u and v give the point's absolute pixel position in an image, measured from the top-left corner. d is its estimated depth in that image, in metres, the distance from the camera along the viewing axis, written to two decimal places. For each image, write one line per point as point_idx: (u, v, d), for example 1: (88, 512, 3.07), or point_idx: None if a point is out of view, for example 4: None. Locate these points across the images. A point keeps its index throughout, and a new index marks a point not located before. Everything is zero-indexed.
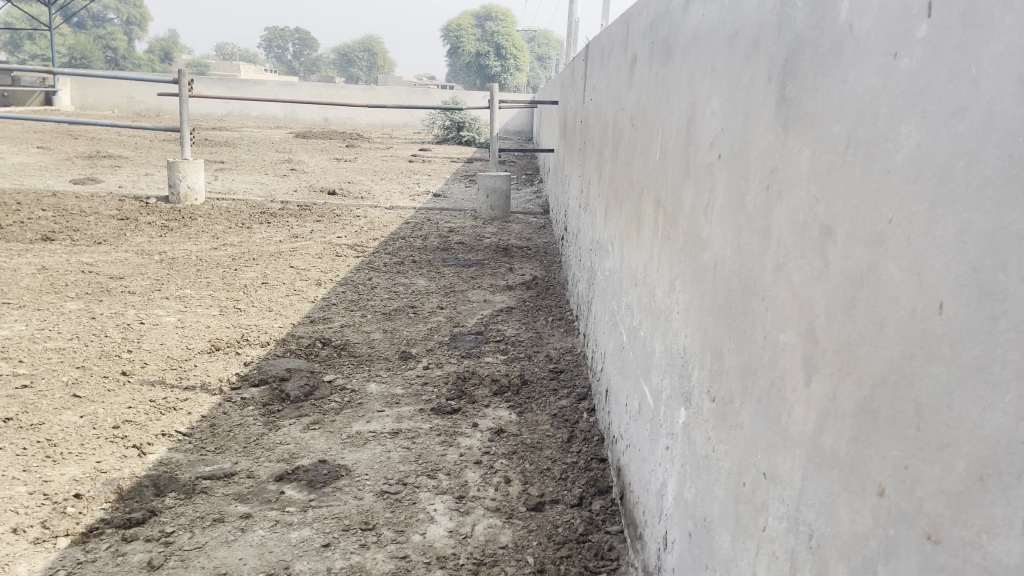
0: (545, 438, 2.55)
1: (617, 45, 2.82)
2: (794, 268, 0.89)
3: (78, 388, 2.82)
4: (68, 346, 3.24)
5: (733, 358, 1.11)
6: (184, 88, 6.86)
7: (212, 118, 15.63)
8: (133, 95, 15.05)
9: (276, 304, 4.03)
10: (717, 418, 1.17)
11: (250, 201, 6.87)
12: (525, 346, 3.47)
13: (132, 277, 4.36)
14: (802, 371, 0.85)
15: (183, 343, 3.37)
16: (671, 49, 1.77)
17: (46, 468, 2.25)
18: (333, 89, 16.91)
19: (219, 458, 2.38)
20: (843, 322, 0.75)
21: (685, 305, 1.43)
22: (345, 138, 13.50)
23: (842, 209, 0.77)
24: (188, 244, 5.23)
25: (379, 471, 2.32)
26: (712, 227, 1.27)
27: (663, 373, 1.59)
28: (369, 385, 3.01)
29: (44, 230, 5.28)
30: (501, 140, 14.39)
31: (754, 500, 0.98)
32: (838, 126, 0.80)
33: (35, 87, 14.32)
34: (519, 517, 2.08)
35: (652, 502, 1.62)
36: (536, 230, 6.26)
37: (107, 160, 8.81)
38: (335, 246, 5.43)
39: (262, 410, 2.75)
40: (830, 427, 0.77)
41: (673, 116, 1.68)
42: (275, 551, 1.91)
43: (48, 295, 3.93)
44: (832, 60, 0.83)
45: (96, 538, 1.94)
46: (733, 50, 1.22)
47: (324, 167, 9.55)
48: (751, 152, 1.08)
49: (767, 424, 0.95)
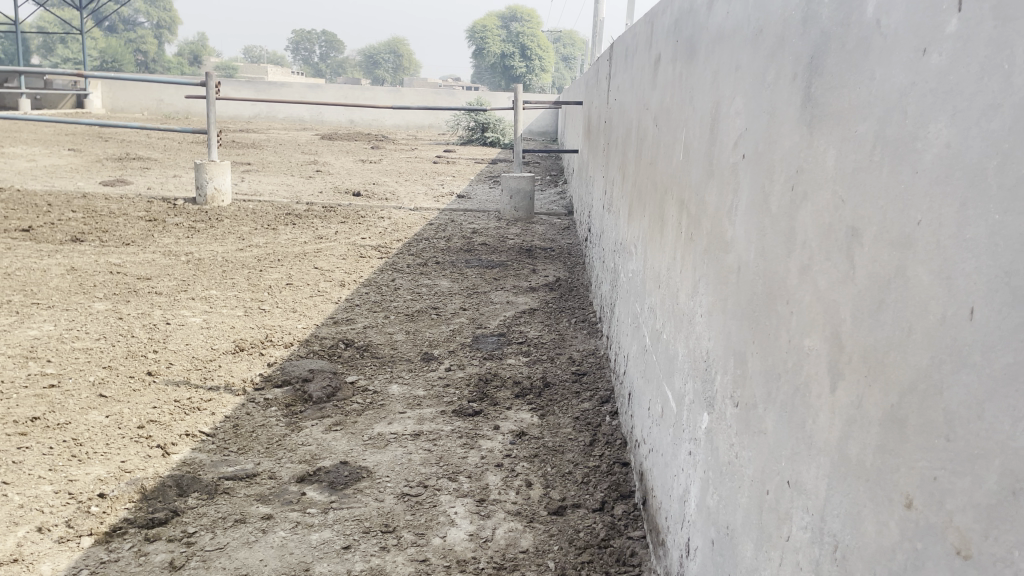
0: (567, 441, 2.53)
1: (641, 44, 2.79)
2: (819, 271, 0.87)
3: (104, 387, 2.85)
4: (95, 345, 3.27)
5: (757, 362, 1.09)
6: (211, 91, 6.93)
7: (240, 120, 15.78)
8: (162, 98, 15.25)
9: (300, 304, 4.05)
10: (740, 424, 1.15)
11: (276, 202, 6.92)
12: (548, 348, 3.45)
13: (159, 277, 4.41)
14: (827, 377, 0.82)
15: (208, 343, 3.40)
16: (694, 48, 1.74)
17: (72, 467, 2.28)
18: (359, 91, 17.03)
19: (241, 459, 2.39)
20: (869, 327, 0.73)
21: (708, 308, 1.40)
22: (370, 139, 13.57)
23: (868, 211, 0.75)
24: (214, 245, 5.28)
25: (400, 473, 2.32)
26: (736, 228, 1.25)
27: (686, 377, 1.57)
28: (392, 387, 3.01)
29: (74, 231, 5.36)
30: (525, 141, 14.39)
31: (777, 508, 0.95)
32: (865, 125, 0.77)
33: (67, 90, 14.57)
34: (540, 520, 2.07)
35: (674, 508, 1.60)
36: (559, 231, 6.24)
37: (137, 161, 8.94)
38: (359, 247, 5.45)
39: (285, 411, 2.76)
40: (856, 436, 0.74)
41: (697, 116, 1.65)
42: (295, 552, 1.91)
43: (77, 295, 3.99)
44: (859, 57, 0.80)
45: (119, 538, 1.95)
46: (757, 48, 1.20)
47: (349, 168, 9.60)
48: (776, 151, 1.06)
49: (791, 432, 0.93)
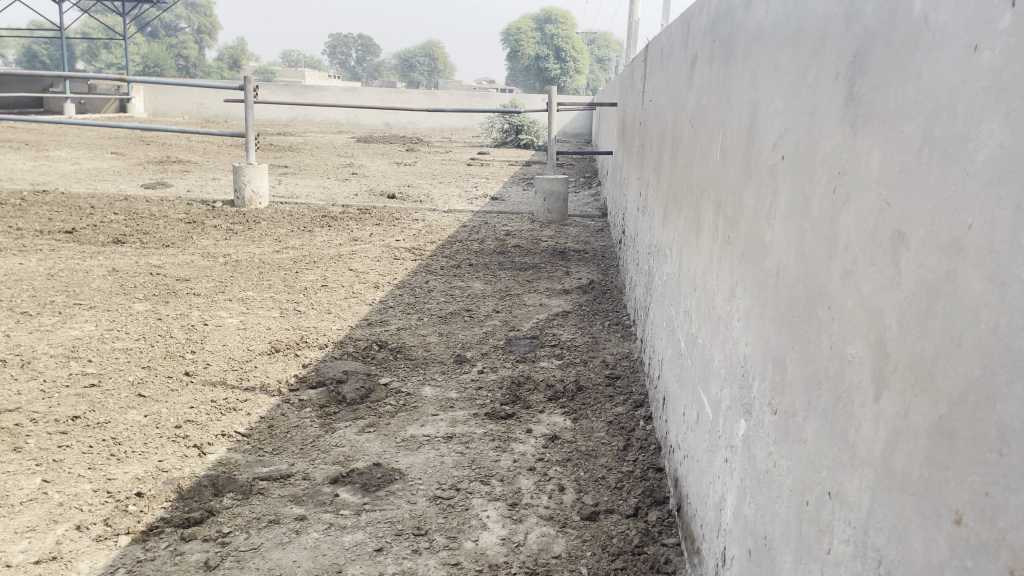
0: (600, 446, 2.51)
1: (677, 44, 2.76)
2: (863, 276, 0.84)
3: (143, 387, 2.89)
4: (134, 346, 3.32)
5: (797, 369, 1.06)
6: (249, 94, 7.01)
7: (277, 124, 15.96)
8: (202, 102, 15.49)
9: (335, 306, 4.07)
10: (779, 432, 1.12)
11: (312, 205, 6.98)
12: (581, 351, 3.43)
13: (197, 279, 4.47)
14: (871, 386, 0.79)
15: (244, 344, 3.43)
16: (732, 48, 1.71)
17: (110, 466, 2.31)
18: (394, 93, 17.12)
19: (276, 460, 2.40)
20: (916, 335, 0.70)
21: (746, 313, 1.37)
22: (405, 142, 13.64)
23: (916, 215, 0.72)
24: (251, 247, 5.34)
25: (432, 475, 2.31)
26: (775, 231, 1.22)
27: (722, 383, 1.54)
28: (424, 389, 3.01)
29: (116, 233, 5.46)
30: (560, 143, 14.36)
31: (818, 520, 0.92)
32: (911, 125, 0.75)
33: (110, 95, 14.89)
34: (573, 526, 2.05)
35: (710, 516, 1.57)
36: (594, 233, 6.21)
37: (177, 164, 9.09)
38: (393, 249, 5.47)
39: (319, 412, 2.77)
40: (902, 448, 0.71)
41: (734, 117, 1.62)
42: (328, 553, 1.92)
43: (117, 296, 4.06)
44: (906, 54, 0.77)
45: (155, 537, 1.98)
46: (798, 47, 1.17)
47: (384, 171, 9.66)
48: (817, 152, 1.03)
49: (833, 441, 0.90)
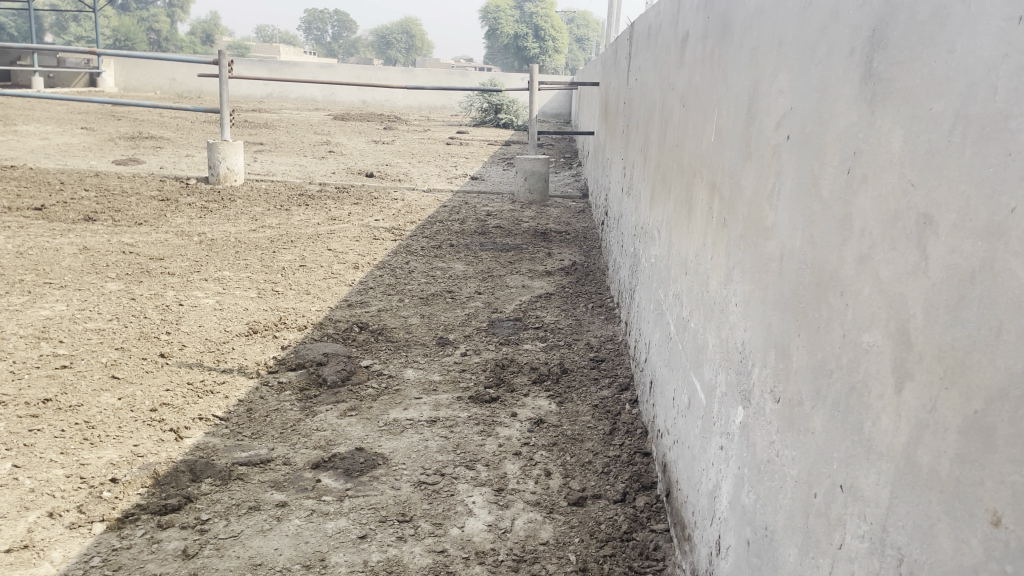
0: (587, 430, 2.48)
1: (666, 23, 2.71)
2: (882, 261, 0.80)
3: (116, 369, 2.82)
4: (107, 326, 3.24)
5: (803, 356, 1.02)
6: (224, 70, 6.83)
7: (252, 100, 15.70)
8: (174, 77, 15.20)
9: (314, 287, 4.00)
10: (782, 421, 1.09)
11: (289, 183, 6.86)
12: (565, 333, 3.40)
13: (172, 258, 4.37)
14: (892, 377, 0.76)
15: (221, 325, 3.36)
16: (729, 24, 1.67)
17: (84, 451, 2.24)
18: (371, 71, 16.92)
19: (255, 444, 2.35)
20: (945, 325, 0.67)
21: (745, 298, 1.34)
22: (383, 120, 13.49)
23: (946, 197, 0.68)
24: (227, 225, 5.24)
25: (416, 460, 2.27)
26: (779, 214, 1.18)
27: (718, 368, 1.51)
28: (406, 371, 2.96)
29: (87, 210, 5.33)
30: (540, 123, 14.27)
31: (827, 514, 0.90)
32: (940, 103, 0.71)
33: (80, 69, 14.59)
34: (560, 512, 2.02)
35: (703, 503, 1.54)
36: (575, 214, 6.16)
37: (149, 140, 8.90)
38: (373, 229, 5.39)
39: (299, 395, 2.72)
40: (927, 443, 0.68)
41: (731, 95, 1.59)
42: (311, 541, 1.87)
43: (89, 275, 3.95)
44: (935, 27, 0.73)
45: (131, 524, 1.92)
46: (805, 23, 1.13)
47: (362, 150, 9.52)
48: (829, 131, 0.99)
49: (846, 433, 0.86)
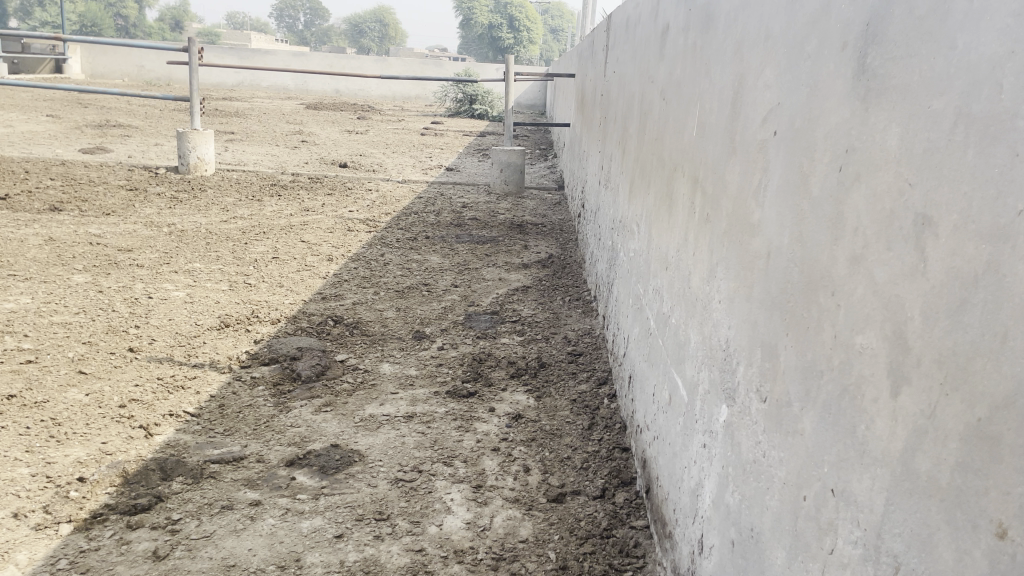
0: (565, 425, 2.46)
1: (646, 15, 2.68)
2: (876, 262, 0.78)
3: (84, 364, 2.75)
4: (74, 320, 3.16)
5: (791, 356, 1.01)
6: (193, 57, 6.69)
7: (222, 88, 15.46)
8: (143, 64, 14.95)
9: (287, 280, 3.94)
10: (769, 421, 1.07)
11: (261, 173, 6.77)
12: (542, 327, 3.38)
13: (141, 249, 4.28)
14: (887, 381, 0.74)
15: (192, 318, 3.29)
16: (711, 17, 1.65)
17: (50, 449, 2.18)
18: (345, 60, 16.74)
19: (228, 441, 2.30)
20: (946, 328, 0.65)
21: (729, 295, 1.32)
22: (357, 110, 13.35)
23: (948, 198, 0.67)
24: (197, 216, 5.14)
25: (393, 457, 2.24)
26: (765, 211, 1.16)
27: (700, 366, 1.49)
28: (382, 366, 2.92)
29: (53, 200, 5.20)
30: (515, 114, 14.23)
31: (817, 518, 0.88)
32: (940, 101, 0.69)
33: (45, 54, 14.29)
34: (539, 508, 2.00)
35: (685, 502, 1.53)
36: (551, 206, 6.14)
37: (117, 129, 8.73)
38: (347, 220, 5.32)
39: (273, 390, 2.67)
40: (927, 450, 0.67)
41: (715, 88, 1.57)
42: (285, 541, 1.83)
43: (55, 267, 3.86)
44: (935, 22, 0.71)
45: (99, 525, 1.87)
46: (794, 17, 1.11)
47: (335, 139, 9.41)
48: (818, 128, 0.97)
49: (837, 436, 0.85)
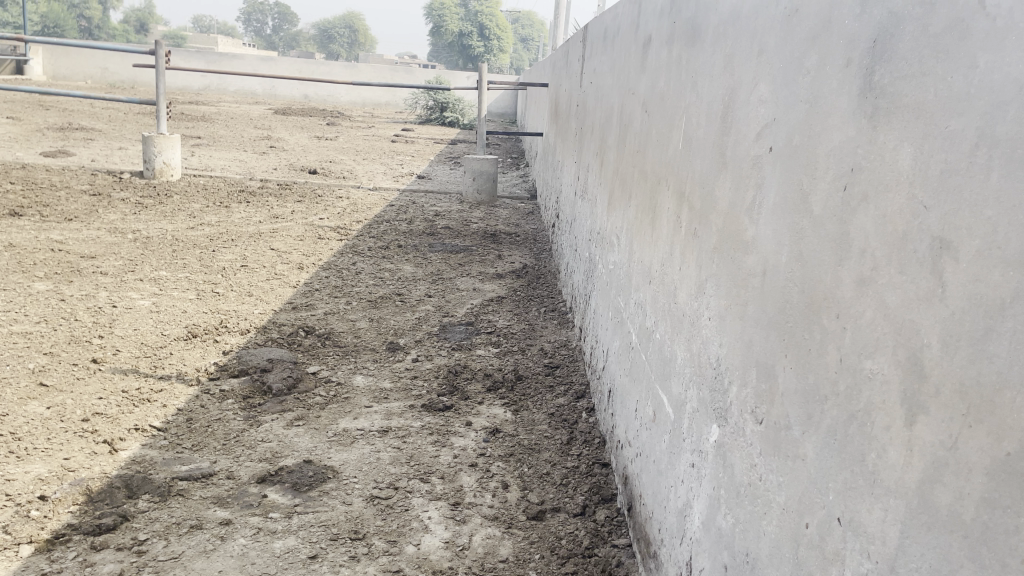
0: (544, 439, 2.43)
1: (625, 26, 2.67)
2: (887, 285, 0.76)
3: (45, 376, 2.65)
4: (35, 330, 3.06)
5: (790, 379, 0.98)
6: (160, 60, 6.56)
7: (189, 92, 15.25)
8: (107, 66, 14.73)
9: (257, 289, 3.86)
10: (766, 443, 1.05)
11: (229, 179, 6.65)
12: (518, 338, 3.34)
13: (105, 256, 4.17)
14: (900, 408, 0.72)
15: (158, 328, 3.20)
16: (698, 30, 1.64)
17: (9, 465, 2.09)
18: (314, 66, 16.60)
19: (196, 457, 2.23)
20: (969, 357, 0.63)
21: (720, 313, 1.30)
22: (326, 116, 13.24)
23: (970, 222, 0.64)
24: (163, 222, 5.03)
25: (368, 473, 2.18)
26: (760, 228, 1.14)
27: (688, 383, 1.47)
28: (356, 378, 2.87)
29: (13, 205, 5.06)
30: (486, 122, 14.21)
31: (822, 547, 0.86)
32: (959, 121, 0.67)
33: (5, 55, 13.98)
34: (519, 526, 1.96)
35: (672, 521, 1.50)
36: (524, 215, 6.12)
37: (79, 132, 8.54)
38: (317, 228, 5.25)
39: (242, 404, 2.60)
40: (947, 483, 0.65)
41: (702, 102, 1.55)
42: (257, 562, 1.77)
43: (15, 274, 3.74)
44: (952, 40, 0.69)
45: (61, 546, 1.79)
46: (791, 31, 1.09)
47: (304, 145, 9.31)
48: (820, 144, 0.95)
49: (843, 463, 0.83)
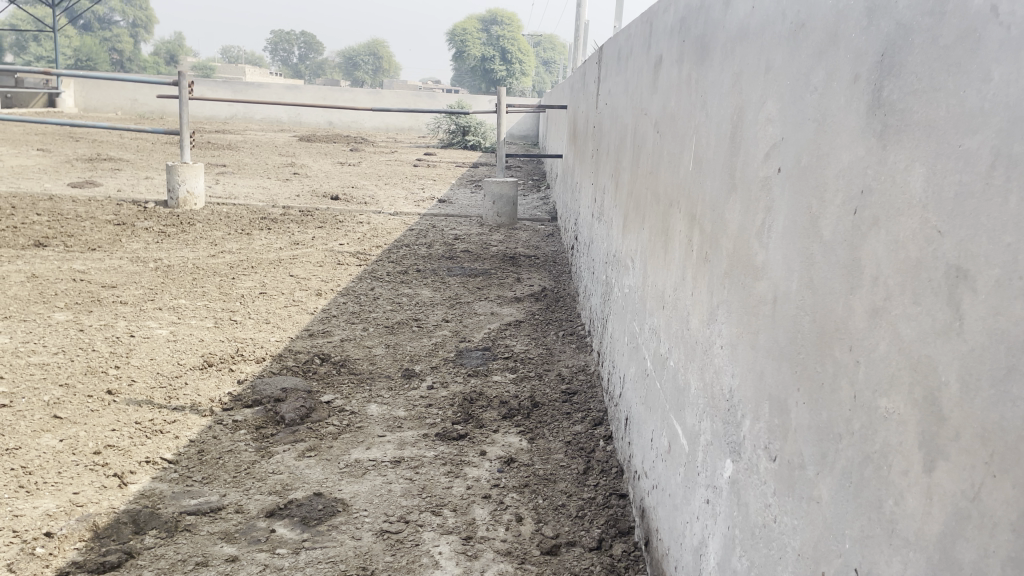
0: (559, 469, 2.37)
1: (638, 46, 2.63)
2: (901, 317, 0.70)
3: (59, 408, 2.64)
4: (51, 361, 3.06)
5: (804, 413, 0.92)
6: (184, 90, 6.64)
7: (216, 122, 15.49)
8: (137, 98, 15.04)
9: (274, 316, 3.84)
10: (781, 482, 0.98)
11: (251, 206, 6.69)
12: (535, 364, 3.29)
13: (125, 286, 4.19)
14: (917, 452, 0.66)
15: (173, 357, 3.19)
16: (706, 49, 1.59)
17: (18, 500, 2.07)
18: (338, 91, 16.78)
19: (206, 490, 2.19)
20: (992, 399, 0.57)
21: (731, 342, 1.24)
22: (350, 141, 13.35)
23: (987, 249, 0.59)
24: (184, 251, 5.05)
25: (379, 506, 2.13)
26: (769, 253, 1.09)
27: (702, 415, 1.40)
28: (370, 407, 2.82)
29: (38, 236, 5.11)
30: (507, 146, 14.24)
31: None
32: (973, 141, 0.61)
33: (39, 88, 14.31)
34: (533, 562, 1.90)
35: (688, 559, 1.43)
36: (544, 237, 6.08)
37: (108, 162, 8.68)
38: (337, 254, 5.24)
39: (255, 434, 2.56)
40: (971, 537, 0.58)
41: (712, 122, 1.49)
42: None
43: (36, 305, 3.76)
44: (963, 52, 0.64)
45: None
46: (798, 45, 1.04)
47: (327, 171, 9.37)
48: (828, 167, 0.90)
49: (860, 508, 0.76)
